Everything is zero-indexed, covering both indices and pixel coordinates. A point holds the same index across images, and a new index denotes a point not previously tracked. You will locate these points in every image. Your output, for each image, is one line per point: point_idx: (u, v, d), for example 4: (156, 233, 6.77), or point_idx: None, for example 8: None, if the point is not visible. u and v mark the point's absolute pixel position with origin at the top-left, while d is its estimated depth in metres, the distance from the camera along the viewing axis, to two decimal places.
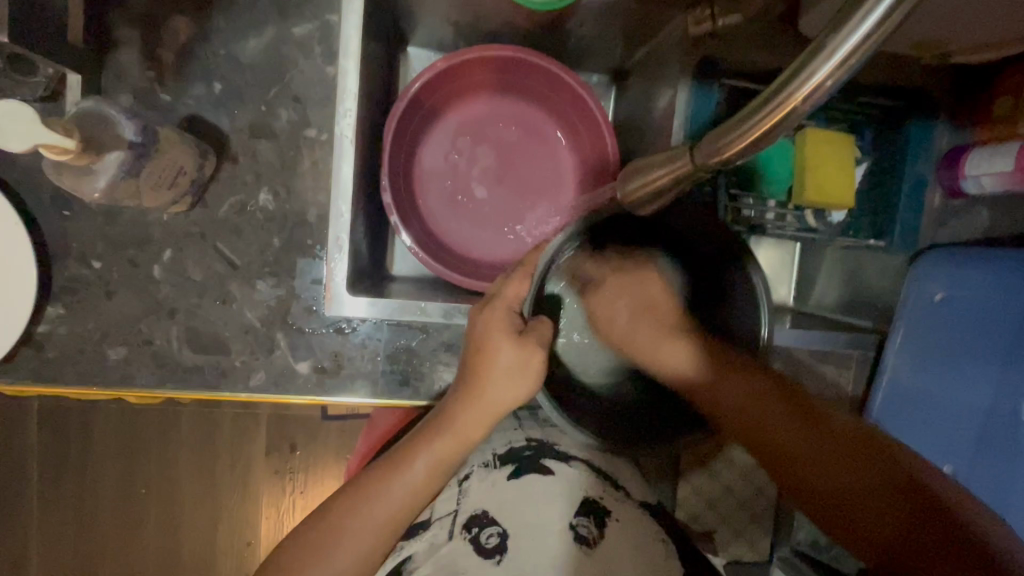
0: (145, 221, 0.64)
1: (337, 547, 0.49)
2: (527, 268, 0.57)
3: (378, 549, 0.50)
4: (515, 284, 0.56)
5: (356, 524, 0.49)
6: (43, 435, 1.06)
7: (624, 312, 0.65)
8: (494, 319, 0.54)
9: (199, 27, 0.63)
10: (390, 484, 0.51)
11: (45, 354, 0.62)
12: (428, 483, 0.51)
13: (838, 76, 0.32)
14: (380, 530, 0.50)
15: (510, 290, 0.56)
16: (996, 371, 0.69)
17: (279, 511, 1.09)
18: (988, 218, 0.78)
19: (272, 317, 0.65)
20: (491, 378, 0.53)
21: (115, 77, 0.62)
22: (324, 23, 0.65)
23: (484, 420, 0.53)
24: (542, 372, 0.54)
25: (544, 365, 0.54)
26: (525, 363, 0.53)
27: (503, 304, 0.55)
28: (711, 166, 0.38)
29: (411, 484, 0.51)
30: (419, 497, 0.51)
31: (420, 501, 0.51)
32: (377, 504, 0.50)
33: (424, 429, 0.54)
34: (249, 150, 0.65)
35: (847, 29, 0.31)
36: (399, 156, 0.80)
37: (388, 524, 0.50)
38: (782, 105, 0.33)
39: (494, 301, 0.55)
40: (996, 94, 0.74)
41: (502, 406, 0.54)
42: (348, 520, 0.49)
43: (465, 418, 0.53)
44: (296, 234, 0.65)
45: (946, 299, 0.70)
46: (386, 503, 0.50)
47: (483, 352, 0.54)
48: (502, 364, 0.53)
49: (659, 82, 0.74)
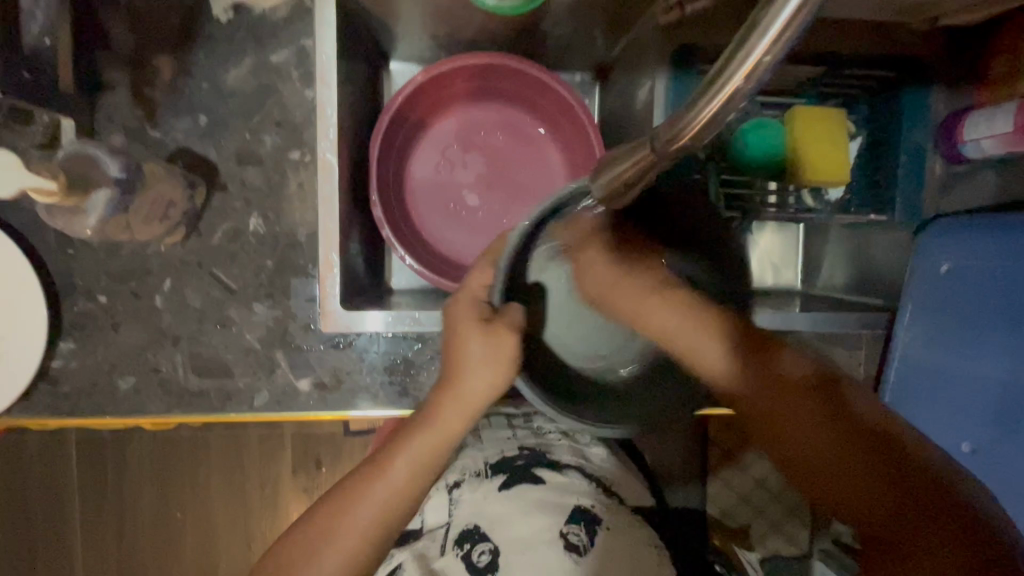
0: (143, 253, 0.66)
1: (320, 554, 0.49)
2: (491, 256, 0.57)
3: (367, 555, 0.51)
4: (480, 272, 0.56)
5: (341, 526, 0.50)
6: (81, 466, 1.10)
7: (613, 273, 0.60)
8: (459, 306, 0.54)
9: (183, 63, 0.66)
10: (372, 483, 0.51)
11: (60, 388, 0.65)
12: (410, 483, 0.52)
13: (775, 55, 0.31)
14: (365, 532, 0.50)
15: (478, 277, 0.56)
16: (1007, 349, 0.65)
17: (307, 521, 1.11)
18: (997, 184, 0.75)
19: (270, 338, 0.67)
20: (466, 367, 0.53)
21: (107, 117, 0.65)
22: (300, 48, 0.67)
23: (464, 414, 0.53)
24: (515, 355, 0.52)
25: (518, 346, 0.53)
26: (498, 347, 0.52)
27: (468, 295, 0.55)
28: (669, 153, 0.38)
29: (393, 483, 0.52)
30: (401, 502, 0.52)
31: (405, 500, 0.52)
32: (359, 507, 0.51)
33: (404, 428, 0.54)
34: (237, 177, 0.67)
35: (776, 5, 0.29)
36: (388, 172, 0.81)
37: (372, 527, 0.51)
38: (720, 92, 0.33)
39: (460, 293, 0.55)
40: (992, 54, 0.71)
41: (477, 397, 0.53)
42: (331, 526, 0.50)
43: (448, 412, 0.53)
44: (288, 255, 0.67)
45: (952, 271, 0.68)
46: (369, 505, 0.51)
47: (454, 343, 0.53)
48: (473, 357, 0.53)
49: (639, 74, 0.74)
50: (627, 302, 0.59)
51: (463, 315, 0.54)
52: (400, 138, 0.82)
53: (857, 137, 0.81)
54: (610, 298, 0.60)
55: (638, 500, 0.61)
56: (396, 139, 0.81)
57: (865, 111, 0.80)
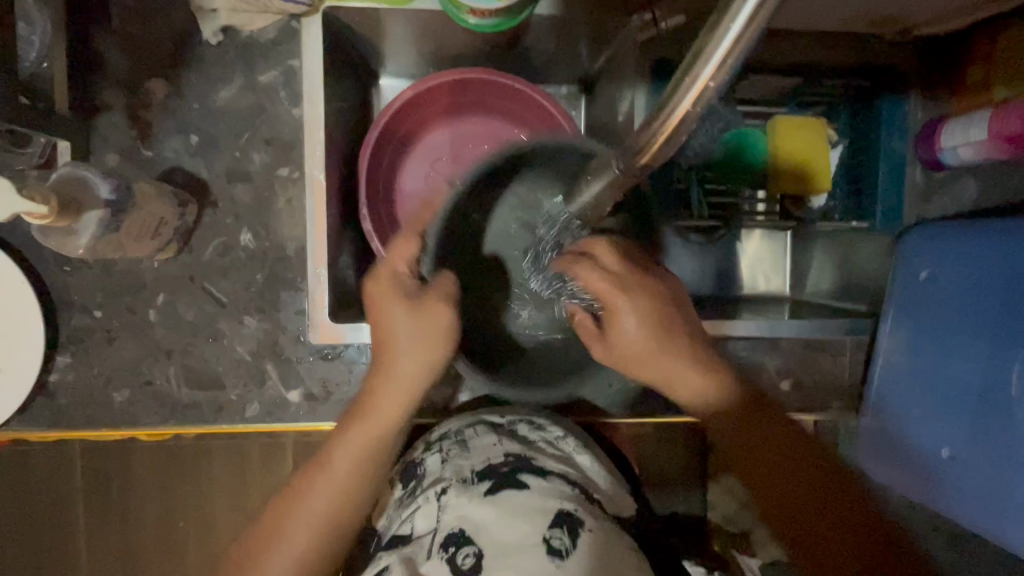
0: (137, 269, 0.68)
1: (292, 530, 0.57)
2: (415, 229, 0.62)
3: (339, 527, 0.58)
4: (405, 246, 0.60)
5: (307, 496, 0.58)
6: (85, 477, 1.11)
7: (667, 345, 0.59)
8: (382, 284, 0.59)
9: (174, 84, 0.68)
10: (329, 457, 0.59)
11: (58, 401, 0.67)
12: (361, 457, 0.59)
13: (721, 80, 0.32)
14: (328, 502, 0.58)
15: (398, 252, 0.60)
16: (982, 361, 0.66)
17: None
18: (976, 189, 0.76)
19: (261, 350, 0.68)
20: (399, 347, 0.59)
21: (102, 138, 0.67)
22: (287, 68, 0.69)
23: (403, 387, 0.60)
24: (451, 325, 0.59)
25: (453, 318, 0.59)
26: (430, 322, 0.58)
27: (392, 271, 0.60)
28: (638, 165, 0.40)
29: (346, 459, 0.59)
30: (360, 477, 0.59)
31: (360, 472, 0.59)
32: (320, 482, 0.58)
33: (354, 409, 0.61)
34: (227, 194, 0.69)
35: (718, 32, 0.30)
36: (379, 188, 0.82)
37: (335, 500, 0.58)
38: (672, 114, 0.34)
39: (379, 270, 0.60)
40: (967, 63, 0.73)
41: (414, 374, 0.60)
42: (299, 502, 0.58)
43: (387, 389, 0.60)
44: (277, 269, 0.69)
45: (932, 277, 0.70)
46: (331, 481, 0.58)
47: (382, 326, 0.59)
48: (400, 334, 0.58)
49: (620, 88, 0.75)
50: (673, 374, 0.59)
51: (387, 293, 0.59)
52: (390, 153, 0.84)
53: (839, 143, 0.81)
54: (662, 373, 0.59)
55: (620, 508, 0.62)
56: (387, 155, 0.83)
57: (847, 120, 0.80)
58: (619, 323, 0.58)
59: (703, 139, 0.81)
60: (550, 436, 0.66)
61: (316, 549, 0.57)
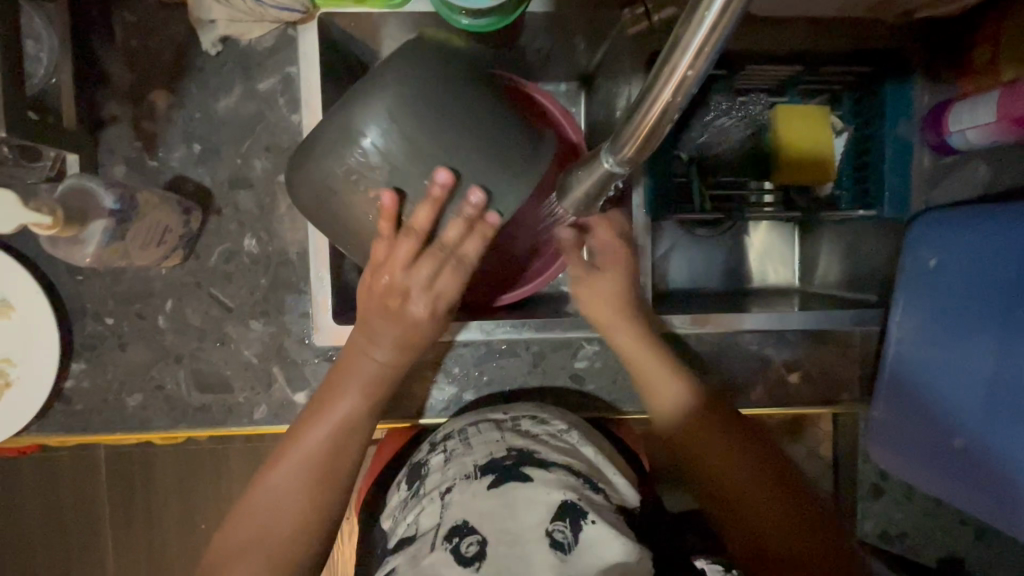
0: (146, 277, 0.69)
1: (288, 484, 0.60)
2: (441, 243, 0.55)
3: (324, 495, 0.61)
4: (449, 277, 0.58)
5: (306, 446, 0.61)
6: (108, 480, 1.14)
7: (624, 324, 0.69)
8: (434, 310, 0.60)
9: (175, 95, 0.69)
10: (329, 406, 0.62)
11: (74, 407, 0.69)
12: (361, 404, 0.62)
13: (699, 68, 0.31)
14: (325, 449, 0.61)
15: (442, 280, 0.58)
16: (994, 345, 0.64)
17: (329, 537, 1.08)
18: (989, 173, 0.74)
19: (268, 353, 0.70)
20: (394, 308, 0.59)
21: (108, 151, 0.69)
22: (285, 76, 0.70)
23: (394, 346, 0.62)
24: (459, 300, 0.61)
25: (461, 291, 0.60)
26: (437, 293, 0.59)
27: (441, 301, 0.60)
28: (623, 159, 0.40)
29: (328, 425, 0.62)
30: (354, 425, 0.62)
31: (360, 420, 0.63)
32: (303, 450, 0.61)
33: (352, 364, 0.63)
34: (230, 201, 0.70)
35: (693, 21, 0.30)
36: (410, 187, 0.51)
37: (318, 467, 0.61)
38: (655, 103, 0.34)
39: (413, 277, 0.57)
40: (976, 43, 0.70)
41: (416, 331, 0.61)
42: (283, 467, 0.61)
43: (377, 350, 0.62)
44: (281, 273, 0.70)
45: (941, 266, 0.69)
46: (327, 427, 0.61)
47: (386, 297, 0.59)
48: (416, 332, 0.61)
49: (617, 82, 0.75)
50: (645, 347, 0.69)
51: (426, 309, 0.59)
52: (422, 125, 0.49)
53: (845, 130, 0.82)
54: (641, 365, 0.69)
55: (621, 498, 0.61)
56: (423, 143, 0.50)
57: (851, 105, 0.81)
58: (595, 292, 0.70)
59: (700, 130, 0.82)
60: (554, 430, 0.65)
61: (318, 499, 0.60)
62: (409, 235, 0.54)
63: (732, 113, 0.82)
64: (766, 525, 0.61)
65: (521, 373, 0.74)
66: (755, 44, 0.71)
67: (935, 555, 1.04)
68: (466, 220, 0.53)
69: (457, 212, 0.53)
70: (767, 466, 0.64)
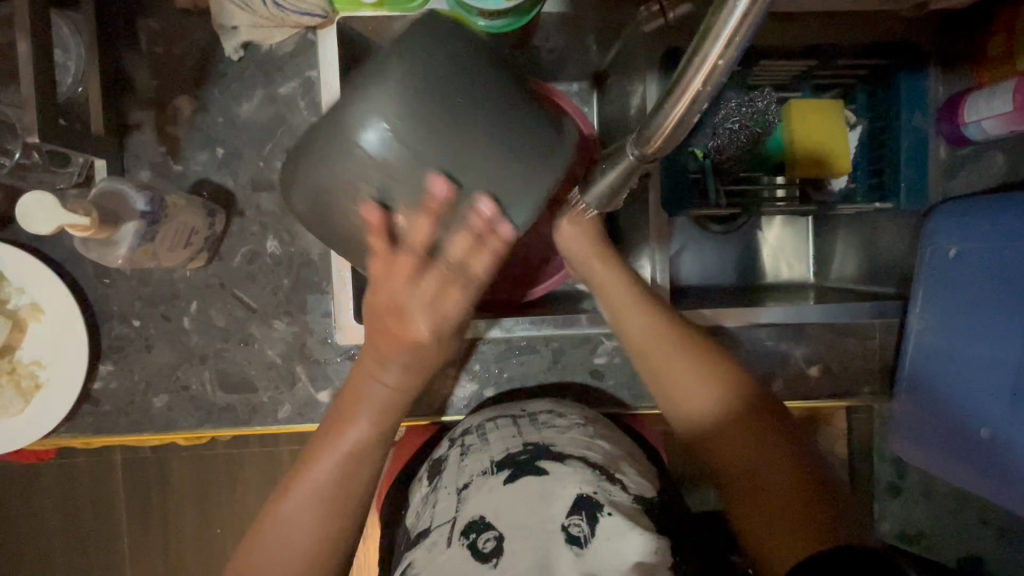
0: (172, 279, 0.70)
1: (298, 517, 0.57)
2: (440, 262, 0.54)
3: (336, 523, 0.59)
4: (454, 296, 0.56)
5: (317, 476, 0.58)
6: (127, 483, 1.16)
7: (625, 298, 0.66)
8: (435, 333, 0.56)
9: (199, 101, 0.71)
10: (342, 433, 0.59)
11: (101, 408, 0.70)
12: (374, 432, 0.59)
13: (729, 57, 0.32)
14: (338, 480, 0.58)
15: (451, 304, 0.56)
16: (1017, 333, 0.66)
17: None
18: (1005, 165, 0.74)
19: (290, 352, 0.71)
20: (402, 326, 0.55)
21: (135, 156, 0.70)
22: (305, 79, 0.71)
23: (406, 372, 0.58)
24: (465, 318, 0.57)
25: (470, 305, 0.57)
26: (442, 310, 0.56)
27: (447, 322, 0.57)
28: (647, 152, 0.41)
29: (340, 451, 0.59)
30: (368, 452, 0.60)
31: (374, 448, 0.60)
32: (311, 484, 0.58)
33: (364, 389, 0.59)
34: (253, 203, 0.71)
35: (724, 11, 0.30)
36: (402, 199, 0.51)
37: (331, 499, 0.58)
38: (683, 94, 0.34)
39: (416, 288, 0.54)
40: (991, 32, 0.71)
41: (428, 355, 0.57)
42: (294, 494, 0.58)
43: (388, 373, 0.58)
44: (303, 274, 0.71)
45: (961, 256, 0.69)
46: (337, 455, 0.59)
47: (391, 310, 0.55)
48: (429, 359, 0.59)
49: (632, 80, 0.76)
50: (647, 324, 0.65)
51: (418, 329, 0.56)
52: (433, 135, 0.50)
53: (859, 125, 0.83)
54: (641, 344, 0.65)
55: (641, 490, 0.59)
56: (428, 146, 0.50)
57: (865, 100, 0.82)
58: (585, 257, 0.68)
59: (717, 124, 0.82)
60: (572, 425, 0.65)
61: (331, 530, 0.58)
62: (406, 253, 0.53)
63: (745, 109, 0.81)
64: (763, 494, 0.57)
65: (541, 370, 0.75)
66: (768, 40, 0.72)
67: (955, 553, 1.02)
68: (473, 235, 0.53)
69: (462, 225, 0.53)
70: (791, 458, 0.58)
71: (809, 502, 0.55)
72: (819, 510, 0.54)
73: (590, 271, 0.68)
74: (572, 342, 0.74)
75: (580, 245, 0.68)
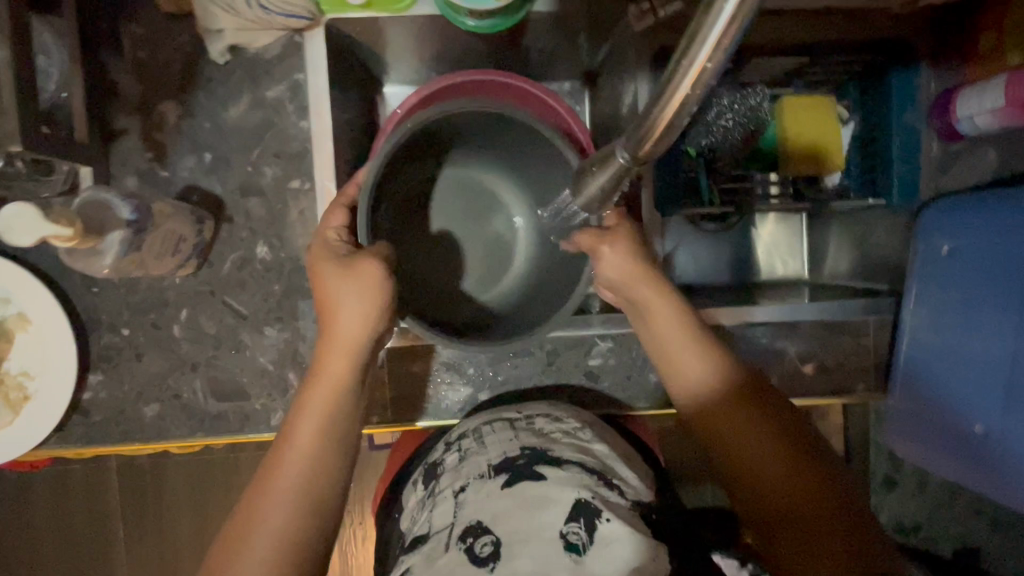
0: (161, 286, 0.70)
1: (269, 500, 0.53)
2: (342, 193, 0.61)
3: (308, 534, 0.53)
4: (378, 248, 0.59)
5: (286, 457, 0.55)
6: (124, 489, 1.15)
7: (662, 312, 0.61)
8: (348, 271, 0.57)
9: (185, 106, 0.70)
10: (307, 404, 0.57)
11: (92, 418, 0.69)
12: (334, 398, 0.57)
13: (716, 60, 0.31)
14: (307, 454, 0.55)
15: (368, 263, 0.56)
16: (1010, 325, 0.66)
17: (343, 540, 1.09)
18: (996, 159, 0.74)
19: (282, 359, 0.70)
20: (346, 290, 0.57)
21: (121, 162, 0.69)
22: (293, 82, 0.70)
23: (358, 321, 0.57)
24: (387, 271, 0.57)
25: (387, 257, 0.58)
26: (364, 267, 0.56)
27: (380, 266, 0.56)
28: (640, 153, 0.40)
29: (303, 455, 0.55)
30: (332, 422, 0.57)
31: (338, 417, 0.57)
32: (281, 464, 0.55)
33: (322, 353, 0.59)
34: (242, 209, 0.70)
35: (713, 13, 0.30)
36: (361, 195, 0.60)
37: (304, 476, 0.54)
38: (671, 98, 0.34)
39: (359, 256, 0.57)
40: (978, 31, 0.71)
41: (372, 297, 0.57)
42: (263, 516, 0.53)
43: (342, 329, 0.58)
44: (294, 279, 0.70)
45: (953, 252, 0.70)
46: (303, 428, 0.56)
47: (331, 297, 0.57)
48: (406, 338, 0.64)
49: (624, 79, 0.76)
50: (683, 345, 0.61)
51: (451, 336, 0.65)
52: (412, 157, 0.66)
53: (850, 121, 0.82)
54: (672, 362, 0.62)
55: (638, 495, 0.58)
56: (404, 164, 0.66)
57: (857, 95, 0.82)
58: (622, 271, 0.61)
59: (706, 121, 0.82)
60: (568, 428, 0.64)
61: (305, 513, 0.54)
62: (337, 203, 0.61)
63: (738, 107, 0.81)
64: (789, 522, 0.54)
65: (536, 371, 0.75)
66: (758, 34, 0.72)
67: (949, 542, 1.03)
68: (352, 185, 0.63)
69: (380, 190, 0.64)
70: (823, 487, 0.54)
71: (837, 529, 0.52)
72: (844, 538, 0.52)
73: (629, 284, 0.61)
74: (566, 346, 0.74)
75: (624, 267, 0.61)
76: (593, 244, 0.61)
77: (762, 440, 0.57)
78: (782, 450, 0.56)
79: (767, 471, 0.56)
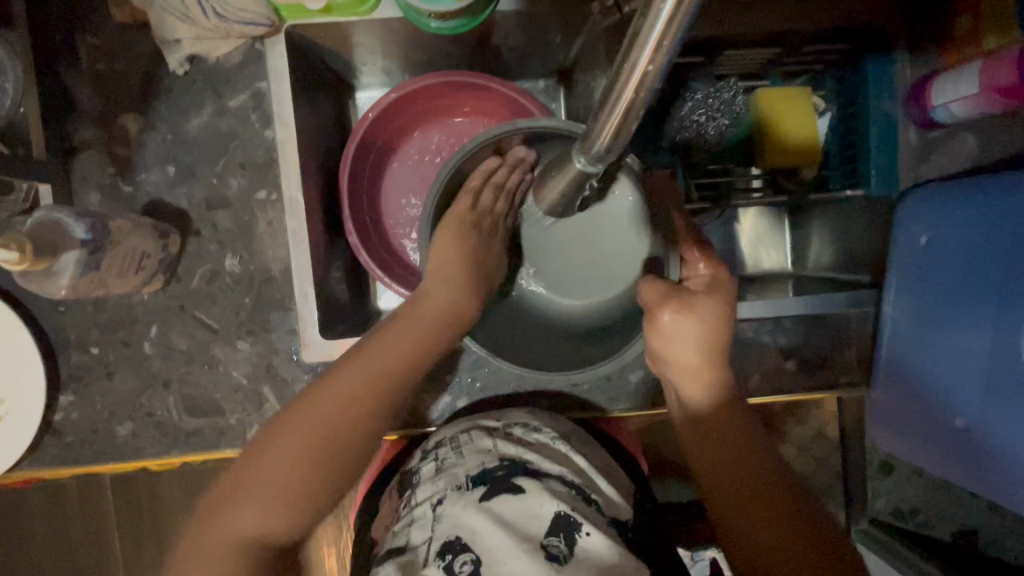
0: (129, 303, 0.69)
1: (311, 418, 0.49)
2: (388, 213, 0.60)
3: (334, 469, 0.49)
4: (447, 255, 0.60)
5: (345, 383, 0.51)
6: (117, 503, 1.14)
7: (702, 372, 0.58)
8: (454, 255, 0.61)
9: (146, 118, 0.69)
10: (384, 339, 0.55)
11: (64, 439, 0.68)
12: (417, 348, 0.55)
13: (659, 62, 0.30)
14: (373, 386, 0.52)
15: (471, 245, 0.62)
16: (990, 320, 0.64)
17: (338, 548, 1.08)
18: (975, 145, 0.72)
19: (256, 372, 0.69)
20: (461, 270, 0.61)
21: (81, 178, 0.68)
22: (255, 91, 0.69)
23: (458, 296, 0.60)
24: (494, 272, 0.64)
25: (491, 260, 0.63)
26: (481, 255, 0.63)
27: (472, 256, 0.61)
28: (595, 153, 0.39)
29: (385, 372, 0.53)
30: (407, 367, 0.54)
31: (416, 364, 0.55)
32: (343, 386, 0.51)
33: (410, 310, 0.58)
34: (208, 222, 0.69)
35: (650, 13, 0.28)
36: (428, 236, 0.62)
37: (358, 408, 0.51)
38: (619, 97, 0.33)
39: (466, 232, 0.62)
40: (956, 13, 0.70)
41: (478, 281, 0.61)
42: (295, 429, 0.49)
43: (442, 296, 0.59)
44: (265, 291, 0.69)
45: (933, 244, 0.69)
46: (374, 361, 0.53)
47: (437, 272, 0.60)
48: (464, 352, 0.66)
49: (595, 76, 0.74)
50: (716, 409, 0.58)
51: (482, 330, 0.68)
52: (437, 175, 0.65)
53: (828, 111, 0.81)
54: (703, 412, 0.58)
55: (614, 509, 0.58)
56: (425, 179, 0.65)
57: (834, 85, 0.80)
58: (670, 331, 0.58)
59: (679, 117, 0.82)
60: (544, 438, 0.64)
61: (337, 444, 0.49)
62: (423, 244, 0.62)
63: (711, 101, 0.81)
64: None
65: (512, 379, 0.74)
66: (728, 28, 0.70)
67: (949, 528, 1.02)
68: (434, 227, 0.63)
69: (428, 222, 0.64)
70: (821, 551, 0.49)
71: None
72: None
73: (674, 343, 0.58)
74: None
75: (678, 323, 0.57)
76: (657, 303, 0.58)
77: (760, 481, 0.53)
78: (779, 497, 0.52)
79: (760, 518, 0.51)
